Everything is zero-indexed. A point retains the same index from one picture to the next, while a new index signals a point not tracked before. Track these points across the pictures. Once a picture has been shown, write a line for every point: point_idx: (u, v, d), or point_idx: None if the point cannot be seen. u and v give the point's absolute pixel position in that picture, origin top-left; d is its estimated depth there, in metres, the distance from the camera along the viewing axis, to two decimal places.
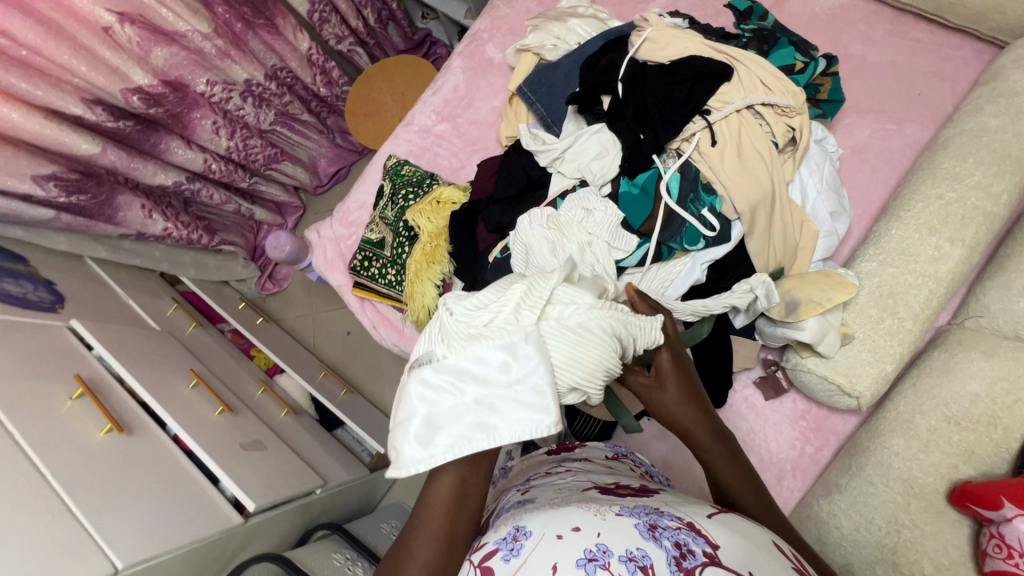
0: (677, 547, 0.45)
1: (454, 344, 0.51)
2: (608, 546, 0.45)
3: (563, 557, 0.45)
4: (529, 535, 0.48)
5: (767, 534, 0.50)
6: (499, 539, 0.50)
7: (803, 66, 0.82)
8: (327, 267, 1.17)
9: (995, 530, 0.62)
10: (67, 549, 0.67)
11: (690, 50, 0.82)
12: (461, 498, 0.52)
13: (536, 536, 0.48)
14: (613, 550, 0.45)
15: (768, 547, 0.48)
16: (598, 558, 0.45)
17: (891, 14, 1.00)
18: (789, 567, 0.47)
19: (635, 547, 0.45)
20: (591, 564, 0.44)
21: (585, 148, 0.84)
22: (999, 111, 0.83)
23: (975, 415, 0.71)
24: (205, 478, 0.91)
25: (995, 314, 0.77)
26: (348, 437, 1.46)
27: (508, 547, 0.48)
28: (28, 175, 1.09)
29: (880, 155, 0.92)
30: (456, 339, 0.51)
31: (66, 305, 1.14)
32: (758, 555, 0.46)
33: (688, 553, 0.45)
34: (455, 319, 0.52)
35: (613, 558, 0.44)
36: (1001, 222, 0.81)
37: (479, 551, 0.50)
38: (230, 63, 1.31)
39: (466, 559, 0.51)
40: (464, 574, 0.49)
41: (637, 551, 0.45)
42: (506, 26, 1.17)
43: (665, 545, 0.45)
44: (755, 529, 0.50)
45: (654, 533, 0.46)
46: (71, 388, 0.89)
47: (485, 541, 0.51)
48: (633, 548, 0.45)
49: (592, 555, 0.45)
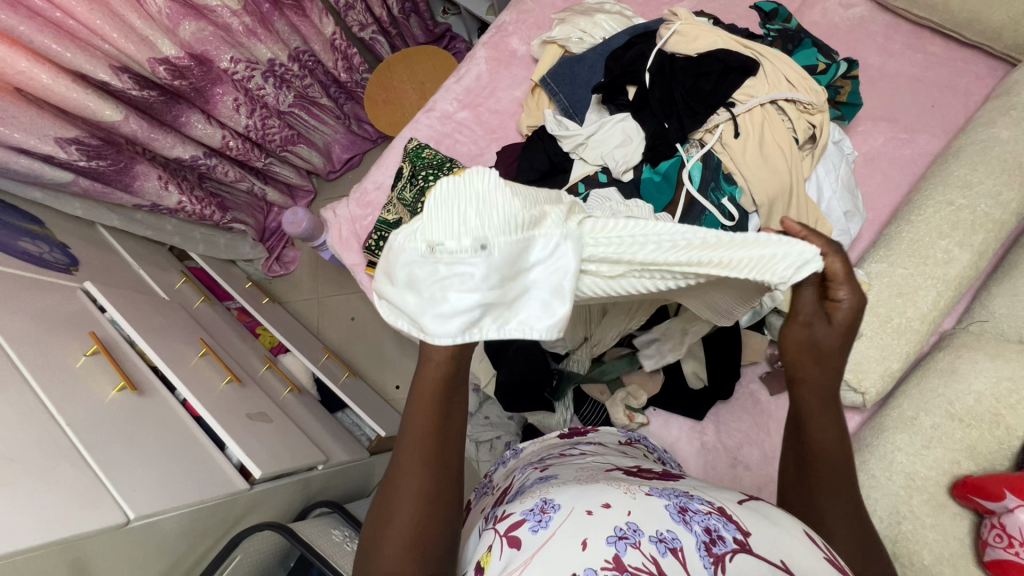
0: (707, 532, 0.45)
1: (483, 232, 0.44)
2: (639, 525, 0.46)
3: (594, 533, 0.45)
4: (558, 508, 0.49)
5: (796, 523, 0.47)
6: (526, 510, 0.50)
7: (826, 67, 0.87)
8: (342, 246, 1.18)
9: (996, 520, 0.64)
10: (79, 499, 0.68)
11: (717, 45, 0.85)
12: (441, 427, 0.48)
13: (565, 509, 0.48)
14: (643, 530, 0.45)
15: (800, 535, 0.46)
16: (629, 537, 0.45)
17: (909, 28, 1.02)
18: (821, 558, 0.44)
19: (666, 529, 0.45)
20: (622, 541, 0.45)
21: (609, 136, 0.87)
22: (1011, 124, 0.85)
23: (979, 413, 0.72)
24: (211, 444, 0.91)
25: (1000, 318, 0.79)
26: (348, 420, 1.46)
27: (537, 518, 0.48)
28: (51, 137, 1.10)
29: (893, 162, 0.95)
30: (489, 228, 0.44)
31: (80, 268, 1.14)
32: (792, 540, 0.45)
33: (717, 539, 0.45)
34: (502, 198, 0.44)
35: (644, 538, 0.45)
36: (1008, 230, 0.83)
37: (506, 521, 0.50)
38: (256, 42, 1.31)
39: (493, 529, 0.51)
40: (491, 542, 0.50)
41: (667, 533, 0.45)
42: (531, 20, 1.20)
43: (695, 529, 0.46)
44: (786, 517, 0.48)
45: (684, 516, 0.47)
46: (85, 345, 0.90)
47: (512, 512, 0.51)
48: (663, 530, 0.45)
49: (622, 533, 0.45)
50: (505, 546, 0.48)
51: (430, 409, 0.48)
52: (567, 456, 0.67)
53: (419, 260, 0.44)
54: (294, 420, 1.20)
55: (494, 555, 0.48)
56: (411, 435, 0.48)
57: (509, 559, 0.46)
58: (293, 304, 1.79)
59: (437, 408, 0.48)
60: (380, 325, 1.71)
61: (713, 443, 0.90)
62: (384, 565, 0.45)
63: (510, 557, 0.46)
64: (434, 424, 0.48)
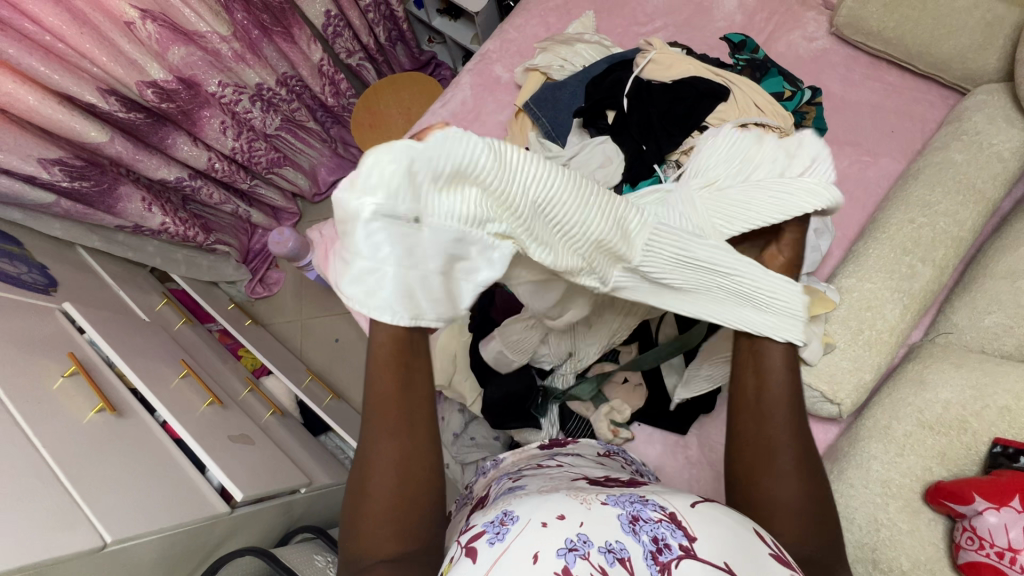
0: (654, 542, 0.46)
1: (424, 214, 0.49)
2: (588, 536, 0.46)
3: (544, 546, 0.46)
4: (515, 520, 0.49)
5: (748, 522, 0.50)
6: (486, 523, 0.50)
7: (791, 95, 0.93)
8: (328, 265, 1.19)
9: (967, 523, 0.67)
10: (56, 522, 0.66)
11: (690, 72, 0.91)
12: (404, 396, 0.51)
13: (522, 521, 0.48)
14: (592, 541, 0.46)
15: (746, 537, 0.48)
16: (579, 548, 0.45)
17: (867, 60, 1.09)
18: (766, 553, 0.47)
19: (614, 540, 0.46)
20: (571, 553, 0.45)
21: (591, 155, 0.88)
22: (963, 147, 0.91)
23: (946, 420, 0.75)
24: (191, 465, 0.90)
25: (963, 330, 0.83)
26: (332, 444, 1.44)
27: (495, 531, 0.49)
28: (34, 157, 1.10)
29: (858, 184, 1.00)
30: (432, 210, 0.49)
31: (59, 289, 1.13)
32: (741, 547, 0.47)
33: (665, 548, 0.46)
34: (449, 185, 0.49)
35: (593, 549, 0.45)
36: (966, 246, 0.88)
37: (468, 533, 0.51)
38: (244, 67, 1.34)
39: (456, 538, 0.52)
40: (453, 553, 0.50)
41: (615, 544, 0.46)
42: (514, 49, 1.25)
43: (642, 540, 0.46)
44: (736, 519, 0.49)
45: (634, 526, 0.47)
46: (63, 366, 0.89)
47: (474, 523, 0.52)
48: (612, 541, 0.46)
49: (572, 545, 0.45)
50: (462, 555, 0.48)
51: (394, 389, 0.51)
52: (544, 467, 0.67)
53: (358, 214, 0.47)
54: (277, 443, 1.17)
55: (452, 564, 0.49)
56: (377, 416, 0.52)
57: (464, 568, 0.47)
58: (276, 326, 1.78)
59: (398, 373, 0.51)
60: (365, 347, 1.70)
61: (696, 456, 0.92)
62: (373, 546, 0.51)
63: (466, 567, 0.47)
64: (398, 403, 0.51)
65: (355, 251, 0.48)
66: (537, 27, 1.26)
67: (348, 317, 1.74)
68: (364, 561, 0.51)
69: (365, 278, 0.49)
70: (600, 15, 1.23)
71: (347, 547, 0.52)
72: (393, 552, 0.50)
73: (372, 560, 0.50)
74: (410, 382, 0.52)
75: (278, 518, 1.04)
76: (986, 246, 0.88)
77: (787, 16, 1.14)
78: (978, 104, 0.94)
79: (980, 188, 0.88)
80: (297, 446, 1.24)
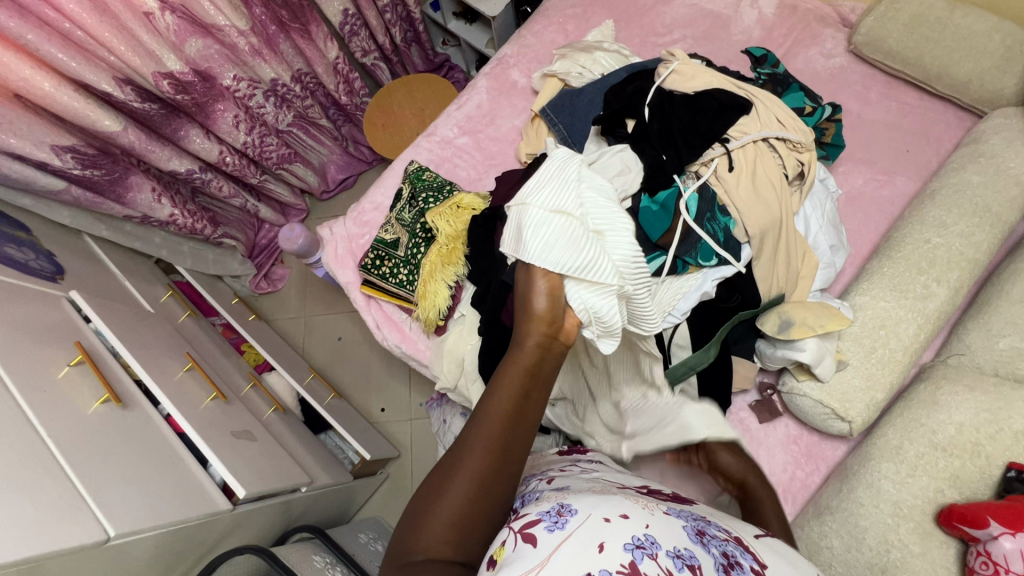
0: (724, 556, 0.46)
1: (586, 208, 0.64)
2: (656, 539, 0.46)
3: (610, 539, 0.45)
4: (575, 513, 0.48)
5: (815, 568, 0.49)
6: (542, 511, 0.50)
7: (812, 110, 0.93)
8: (337, 263, 1.17)
9: (981, 547, 0.66)
10: (59, 514, 0.65)
11: (713, 84, 0.91)
12: (514, 418, 0.52)
13: (582, 514, 0.48)
14: (660, 543, 0.45)
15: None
16: (646, 547, 0.45)
17: (885, 79, 1.09)
18: None
19: (683, 547, 0.46)
20: (639, 550, 0.45)
21: (608, 164, 0.88)
22: (980, 169, 0.91)
23: (960, 442, 0.75)
24: (194, 460, 0.88)
25: (976, 352, 0.83)
26: (332, 443, 1.42)
27: (553, 519, 0.48)
28: (46, 144, 1.10)
29: (872, 202, 1.00)
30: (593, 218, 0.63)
31: (66, 277, 1.12)
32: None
33: (735, 564, 0.46)
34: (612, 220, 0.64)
35: (661, 551, 0.45)
36: (981, 268, 0.88)
37: (521, 520, 0.50)
38: (260, 62, 1.34)
39: (507, 526, 0.50)
40: (504, 539, 0.49)
41: (684, 551, 0.45)
42: (531, 54, 1.25)
43: (712, 552, 0.46)
44: (802, 558, 0.49)
45: (702, 538, 0.47)
46: (68, 355, 0.88)
47: (527, 511, 0.51)
48: (681, 547, 0.46)
49: (639, 543, 0.45)
50: (519, 541, 0.47)
51: (511, 397, 0.53)
52: (568, 470, 0.66)
53: (572, 184, 0.65)
54: (279, 441, 1.16)
55: (507, 549, 0.47)
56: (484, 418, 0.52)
57: (524, 552, 0.46)
58: (279, 322, 1.76)
59: (518, 396, 0.53)
60: (368, 346, 1.69)
61: None
62: (433, 542, 0.49)
63: (525, 552, 0.46)
64: (510, 414, 0.52)
65: (565, 185, 0.65)
66: (554, 33, 1.26)
67: (352, 316, 1.74)
68: (418, 557, 0.49)
69: (568, 210, 0.63)
70: (619, 24, 1.23)
71: (404, 535, 0.51)
72: (449, 552, 0.49)
73: (425, 557, 0.49)
74: (531, 401, 0.54)
75: (278, 517, 1.03)
76: (1001, 269, 0.88)
77: (805, 33, 1.15)
78: (996, 127, 0.94)
79: (997, 211, 0.88)
80: (299, 445, 1.23)
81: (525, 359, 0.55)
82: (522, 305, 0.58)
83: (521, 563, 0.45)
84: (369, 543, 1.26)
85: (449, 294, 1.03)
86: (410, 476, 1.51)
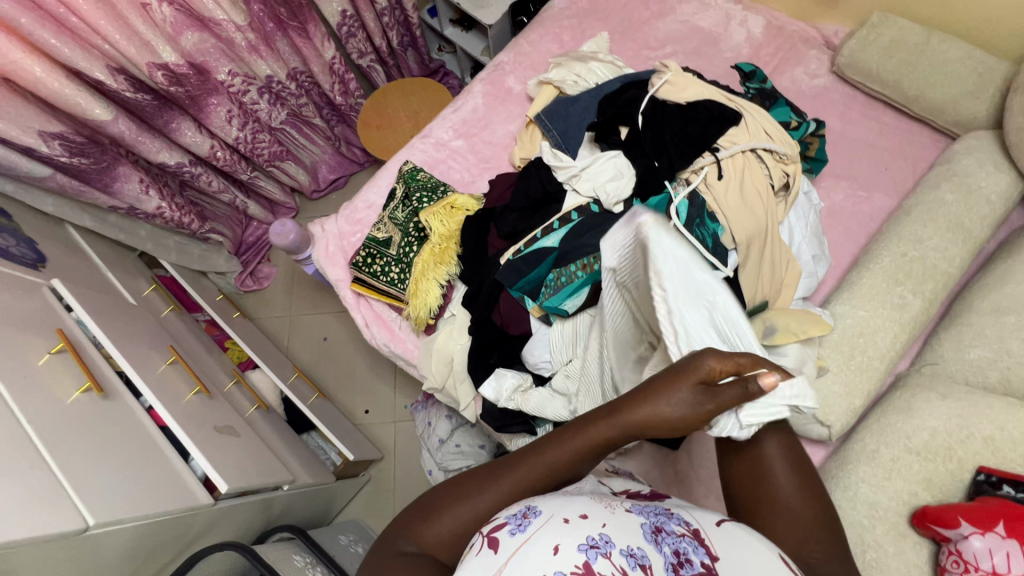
0: (676, 555, 0.47)
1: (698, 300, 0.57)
2: (611, 538, 0.46)
3: (566, 540, 0.46)
4: (538, 514, 0.49)
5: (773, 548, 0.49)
6: (508, 514, 0.50)
7: (797, 124, 0.98)
8: (328, 260, 1.17)
9: (953, 547, 0.68)
10: (40, 502, 0.64)
11: (705, 95, 0.95)
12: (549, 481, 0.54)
13: (544, 516, 0.48)
14: (615, 542, 0.46)
15: (770, 557, 0.47)
16: (600, 547, 0.46)
17: (865, 100, 1.14)
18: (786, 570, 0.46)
19: (637, 546, 0.46)
20: (593, 550, 0.45)
21: (601, 170, 0.93)
22: (953, 188, 0.95)
23: (933, 446, 0.78)
24: (173, 451, 0.87)
25: (947, 362, 0.86)
26: (314, 443, 1.41)
27: (516, 522, 0.48)
28: (34, 129, 1.08)
29: (852, 216, 1.04)
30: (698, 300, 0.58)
31: (47, 266, 1.10)
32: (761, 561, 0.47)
33: (685, 562, 0.47)
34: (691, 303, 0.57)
35: (614, 550, 0.46)
36: (953, 281, 0.92)
37: (489, 523, 0.50)
38: (257, 58, 1.34)
39: (480, 529, 0.52)
40: (474, 543, 0.50)
41: (637, 550, 0.46)
42: (527, 62, 1.27)
43: (664, 551, 0.47)
44: (762, 540, 0.49)
45: (657, 537, 0.48)
46: (49, 343, 0.86)
47: (495, 513, 0.52)
48: (634, 546, 0.46)
49: (594, 543, 0.46)
50: (484, 545, 0.48)
51: (565, 461, 0.53)
52: None
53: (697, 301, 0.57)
54: (261, 437, 1.14)
55: (472, 553, 0.49)
56: (536, 460, 0.54)
57: (484, 559, 0.47)
58: (264, 320, 1.74)
59: (567, 468, 0.53)
60: (353, 347, 1.68)
61: (686, 471, 0.92)
62: (429, 539, 0.53)
63: (486, 559, 0.47)
64: (558, 473, 0.54)
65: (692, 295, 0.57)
66: (550, 43, 1.29)
67: (338, 316, 1.72)
68: (410, 547, 0.53)
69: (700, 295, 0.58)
70: (614, 37, 1.27)
71: (411, 519, 0.55)
72: (438, 556, 0.53)
73: (417, 549, 0.53)
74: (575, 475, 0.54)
75: (257, 515, 1.01)
76: (973, 283, 0.91)
77: (791, 53, 1.19)
78: (968, 148, 0.98)
79: (969, 227, 0.92)
80: (281, 443, 1.21)
81: (600, 435, 0.52)
82: (676, 378, 0.48)
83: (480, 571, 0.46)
84: (349, 545, 1.25)
85: (441, 293, 1.03)
86: (392, 479, 1.50)
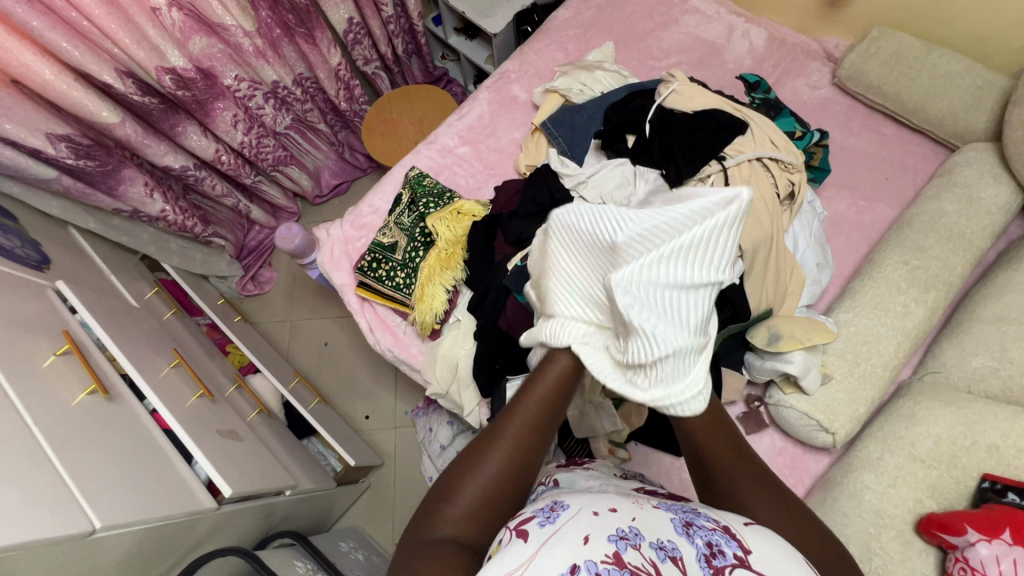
0: (708, 546, 0.49)
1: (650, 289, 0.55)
2: (640, 530, 0.50)
3: (596, 532, 0.49)
4: (567, 508, 0.52)
5: (799, 555, 0.50)
6: (536, 509, 0.53)
7: (801, 135, 1.00)
8: (332, 264, 1.17)
9: (959, 554, 0.69)
10: (47, 505, 0.64)
11: (710, 105, 0.96)
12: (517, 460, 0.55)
13: (573, 509, 0.52)
14: (644, 535, 0.49)
15: (797, 561, 0.48)
16: (630, 538, 0.48)
17: (866, 111, 1.16)
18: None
19: (666, 539, 0.49)
20: (623, 541, 0.48)
21: (608, 176, 0.95)
22: (954, 199, 0.96)
23: (937, 454, 0.78)
24: (177, 455, 0.87)
25: (950, 370, 0.87)
26: (315, 449, 1.40)
27: (545, 515, 0.52)
28: (42, 131, 1.08)
29: (854, 226, 1.05)
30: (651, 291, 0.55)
31: (52, 268, 1.10)
32: (788, 562, 0.48)
33: (718, 552, 0.49)
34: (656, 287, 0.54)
35: (644, 542, 0.49)
36: (955, 290, 0.93)
37: (516, 518, 0.53)
38: (264, 64, 1.35)
39: (505, 526, 0.53)
40: (500, 536, 0.52)
41: (668, 542, 0.49)
42: (533, 71, 1.29)
43: (696, 542, 0.49)
44: (788, 546, 0.50)
45: (688, 530, 0.51)
46: (54, 344, 0.86)
47: (522, 511, 0.54)
48: (664, 539, 0.49)
49: (624, 535, 0.49)
50: (513, 536, 0.50)
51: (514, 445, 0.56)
52: (571, 471, 0.69)
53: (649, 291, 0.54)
54: (263, 442, 1.14)
55: (501, 544, 0.50)
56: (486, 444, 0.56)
57: (515, 547, 0.48)
58: (264, 324, 1.74)
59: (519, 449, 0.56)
60: (354, 353, 1.67)
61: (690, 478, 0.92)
62: (456, 521, 0.53)
63: (517, 547, 0.48)
64: (517, 454, 0.55)
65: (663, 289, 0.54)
66: (555, 52, 1.30)
67: (340, 321, 1.72)
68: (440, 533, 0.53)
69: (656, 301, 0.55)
70: (618, 47, 1.28)
71: (426, 514, 0.55)
72: (465, 536, 0.53)
73: (446, 533, 0.53)
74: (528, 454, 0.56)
75: (259, 520, 1.00)
76: (975, 292, 0.92)
77: (793, 65, 1.21)
78: (968, 160, 1.00)
79: (969, 238, 0.93)
80: (282, 448, 1.20)
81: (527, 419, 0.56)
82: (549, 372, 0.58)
83: (510, 560, 0.47)
84: (350, 552, 1.23)
85: (447, 298, 1.03)
86: (393, 486, 1.49)
